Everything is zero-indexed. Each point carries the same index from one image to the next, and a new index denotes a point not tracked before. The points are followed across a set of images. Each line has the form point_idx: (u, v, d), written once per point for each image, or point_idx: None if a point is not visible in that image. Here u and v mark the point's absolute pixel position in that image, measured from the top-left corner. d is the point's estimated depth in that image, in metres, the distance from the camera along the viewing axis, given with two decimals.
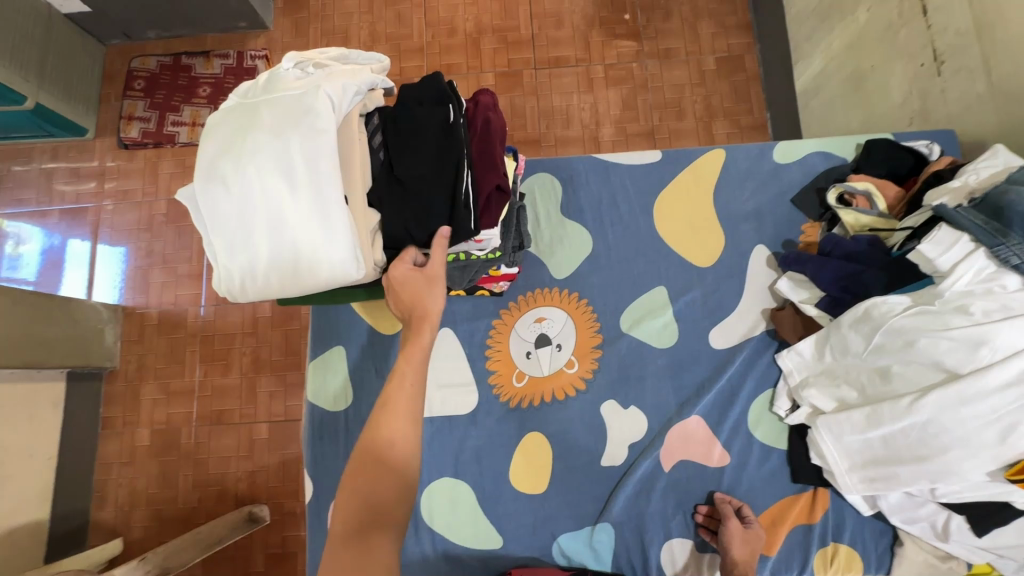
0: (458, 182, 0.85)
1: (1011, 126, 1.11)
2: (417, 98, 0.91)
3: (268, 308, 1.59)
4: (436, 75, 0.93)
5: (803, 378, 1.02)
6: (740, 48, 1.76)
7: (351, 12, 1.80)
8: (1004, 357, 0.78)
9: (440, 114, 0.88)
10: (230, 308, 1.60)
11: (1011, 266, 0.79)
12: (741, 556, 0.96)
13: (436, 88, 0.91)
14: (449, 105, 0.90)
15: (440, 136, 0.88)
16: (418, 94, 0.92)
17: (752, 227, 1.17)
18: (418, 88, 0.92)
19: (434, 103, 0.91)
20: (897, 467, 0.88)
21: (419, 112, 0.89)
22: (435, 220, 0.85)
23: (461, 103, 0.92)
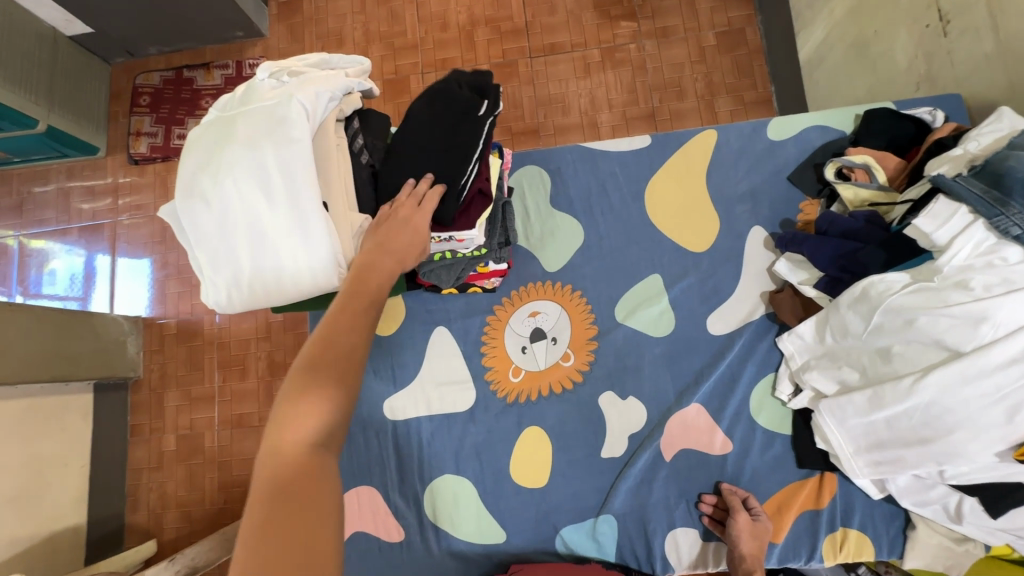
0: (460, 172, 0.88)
1: (1022, 87, 1.05)
2: (459, 80, 0.94)
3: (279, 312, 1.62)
4: (486, 69, 0.95)
5: (804, 362, 0.99)
6: (740, 21, 1.70)
7: (345, 14, 1.80)
8: (1008, 333, 0.75)
9: (471, 100, 0.90)
10: (242, 315, 1.64)
11: (1012, 237, 0.75)
12: (749, 550, 0.95)
13: (479, 84, 0.93)
14: (484, 101, 0.90)
15: (461, 119, 0.89)
16: (458, 82, 0.94)
17: (748, 208, 1.14)
18: (470, 75, 0.95)
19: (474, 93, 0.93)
20: (902, 450, 0.86)
21: (454, 93, 0.91)
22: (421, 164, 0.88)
23: (500, 105, 0.92)
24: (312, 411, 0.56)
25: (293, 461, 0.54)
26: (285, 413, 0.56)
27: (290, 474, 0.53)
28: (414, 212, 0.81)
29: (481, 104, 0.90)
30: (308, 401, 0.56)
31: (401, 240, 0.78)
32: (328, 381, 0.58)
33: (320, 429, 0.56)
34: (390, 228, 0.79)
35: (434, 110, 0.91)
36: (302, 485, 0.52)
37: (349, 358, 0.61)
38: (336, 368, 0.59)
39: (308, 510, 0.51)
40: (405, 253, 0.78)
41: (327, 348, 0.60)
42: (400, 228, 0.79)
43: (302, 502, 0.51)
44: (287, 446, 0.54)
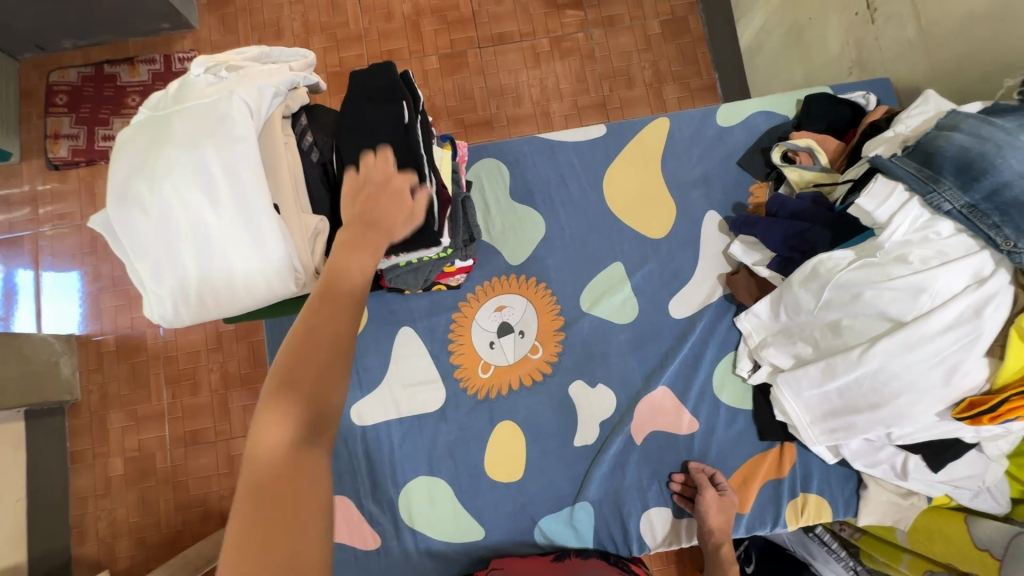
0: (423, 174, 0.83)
1: (943, 70, 1.12)
2: (366, 94, 0.89)
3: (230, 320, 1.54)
4: (390, 69, 0.92)
5: (761, 339, 1.03)
6: (683, 9, 1.74)
7: (282, 4, 1.71)
8: (942, 301, 0.80)
9: (391, 106, 0.87)
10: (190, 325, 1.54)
11: (944, 212, 0.80)
12: (717, 523, 1.00)
13: (389, 83, 0.90)
14: (403, 102, 0.88)
15: (393, 126, 0.85)
16: (367, 86, 0.90)
17: (701, 194, 1.17)
18: (376, 78, 0.91)
19: (385, 97, 0.89)
20: (853, 416, 0.91)
21: (368, 104, 0.88)
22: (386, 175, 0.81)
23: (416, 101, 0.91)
24: (292, 409, 0.53)
25: (273, 461, 0.51)
26: (260, 413, 0.53)
27: (273, 475, 0.50)
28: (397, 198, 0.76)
29: (404, 111, 0.87)
30: (290, 398, 0.54)
31: (383, 211, 0.74)
32: (311, 379, 0.55)
33: (302, 430, 0.53)
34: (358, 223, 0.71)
35: (360, 114, 0.86)
36: (288, 491, 0.50)
37: (331, 360, 0.57)
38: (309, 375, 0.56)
39: (293, 510, 0.49)
40: (392, 224, 0.74)
41: (295, 356, 0.56)
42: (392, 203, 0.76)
43: (290, 507, 0.49)
44: (269, 444, 0.52)
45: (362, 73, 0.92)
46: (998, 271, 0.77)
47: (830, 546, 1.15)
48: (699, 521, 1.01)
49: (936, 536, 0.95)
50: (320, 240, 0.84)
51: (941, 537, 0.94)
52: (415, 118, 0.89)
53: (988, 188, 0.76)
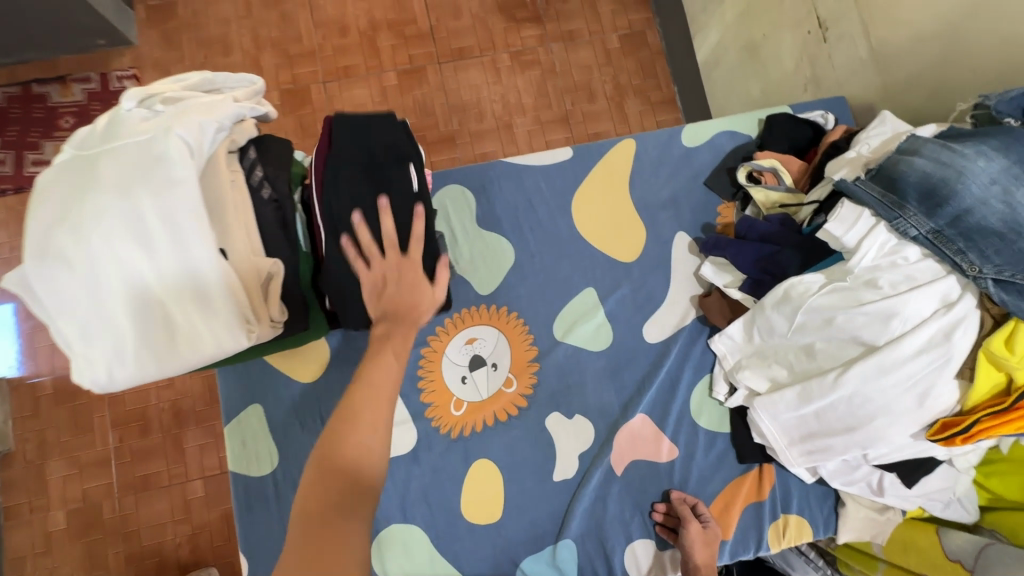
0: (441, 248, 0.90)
1: (895, 87, 1.15)
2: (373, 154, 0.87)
3: None
4: (392, 124, 0.90)
5: (736, 361, 1.02)
6: (640, 23, 1.75)
7: (228, 18, 1.62)
8: (912, 325, 0.80)
9: (403, 174, 0.88)
10: None
11: (910, 237, 0.80)
12: (702, 558, 0.97)
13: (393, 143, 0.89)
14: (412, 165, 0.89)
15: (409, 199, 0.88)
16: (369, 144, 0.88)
17: (671, 215, 1.15)
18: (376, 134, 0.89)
19: (394, 160, 0.88)
20: (830, 439, 0.90)
21: (377, 169, 0.87)
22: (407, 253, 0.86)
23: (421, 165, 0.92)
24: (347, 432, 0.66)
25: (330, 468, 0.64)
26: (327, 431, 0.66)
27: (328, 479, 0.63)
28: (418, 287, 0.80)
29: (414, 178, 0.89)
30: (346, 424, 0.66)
31: (405, 307, 0.77)
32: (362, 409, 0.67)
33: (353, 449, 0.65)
34: (390, 324, 0.76)
35: (370, 181, 0.86)
36: (337, 493, 0.62)
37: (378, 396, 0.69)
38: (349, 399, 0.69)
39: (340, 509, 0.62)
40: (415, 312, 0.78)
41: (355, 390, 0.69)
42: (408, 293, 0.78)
43: (339, 506, 0.62)
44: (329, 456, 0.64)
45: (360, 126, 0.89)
46: (965, 294, 0.78)
47: (808, 557, 1.13)
48: (685, 556, 0.97)
49: (912, 547, 0.97)
50: (273, 284, 0.78)
51: (915, 549, 0.97)
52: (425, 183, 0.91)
53: (951, 214, 0.77)
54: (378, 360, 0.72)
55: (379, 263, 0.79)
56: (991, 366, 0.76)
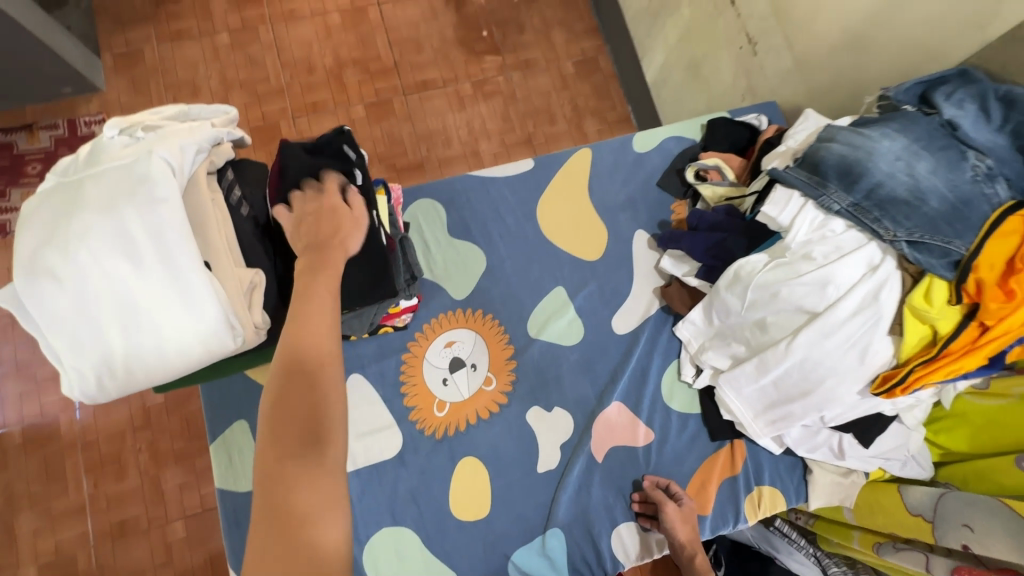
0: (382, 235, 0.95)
1: (819, 90, 1.27)
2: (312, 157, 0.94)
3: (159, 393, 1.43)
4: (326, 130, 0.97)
5: (700, 344, 1.09)
6: (592, 51, 1.89)
7: (196, 62, 1.69)
8: (845, 291, 0.88)
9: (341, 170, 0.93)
10: (113, 405, 1.42)
11: (834, 212, 0.90)
12: (686, 537, 1.02)
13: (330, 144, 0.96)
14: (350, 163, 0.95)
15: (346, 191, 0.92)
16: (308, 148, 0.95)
17: (629, 215, 1.24)
18: (317, 145, 0.96)
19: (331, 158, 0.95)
20: (790, 405, 0.97)
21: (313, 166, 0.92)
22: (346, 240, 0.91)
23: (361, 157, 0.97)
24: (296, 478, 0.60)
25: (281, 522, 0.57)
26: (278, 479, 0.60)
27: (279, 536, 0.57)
28: (339, 217, 0.84)
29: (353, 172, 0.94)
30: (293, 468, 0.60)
31: (327, 231, 0.82)
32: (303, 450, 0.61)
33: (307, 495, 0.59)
34: (313, 255, 0.78)
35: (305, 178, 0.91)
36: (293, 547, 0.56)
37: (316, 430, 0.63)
38: (280, 491, 0.59)
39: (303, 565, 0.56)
40: (341, 238, 0.82)
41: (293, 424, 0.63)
42: (328, 219, 0.83)
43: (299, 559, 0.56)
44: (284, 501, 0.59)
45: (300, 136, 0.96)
46: (886, 258, 0.87)
47: (790, 537, 1.25)
48: (669, 535, 1.02)
49: (876, 508, 1.05)
50: (258, 292, 0.84)
51: (879, 508, 1.05)
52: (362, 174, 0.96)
53: (866, 188, 0.87)
54: (307, 297, 0.72)
55: (298, 207, 0.85)
56: (917, 319, 0.85)
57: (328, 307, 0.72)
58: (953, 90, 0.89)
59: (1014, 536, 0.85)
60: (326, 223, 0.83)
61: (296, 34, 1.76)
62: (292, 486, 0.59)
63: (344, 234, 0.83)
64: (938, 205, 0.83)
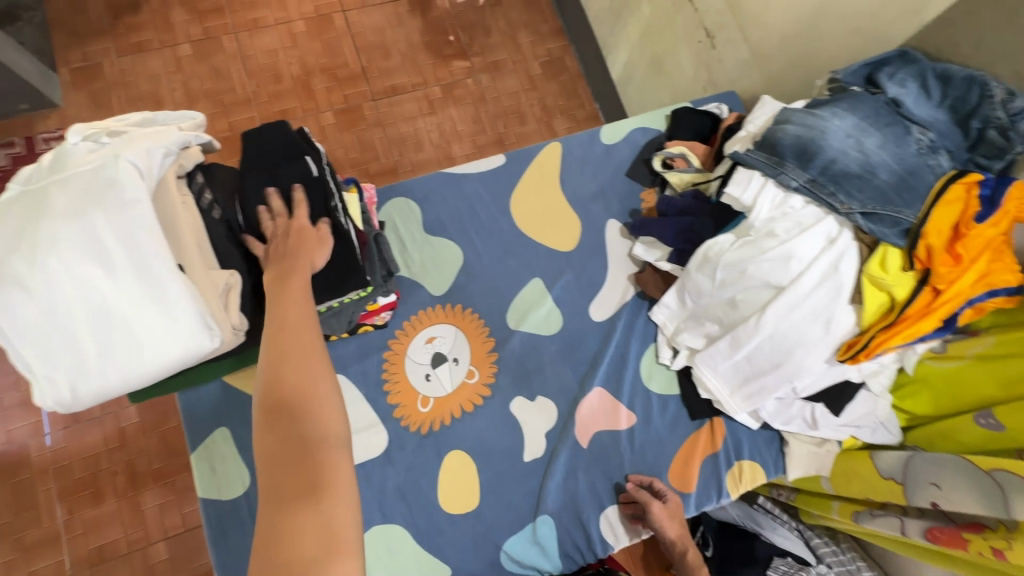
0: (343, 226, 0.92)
1: (775, 79, 1.33)
2: (270, 154, 0.94)
3: (134, 413, 1.40)
4: (284, 126, 0.97)
5: (676, 326, 1.13)
6: (558, 51, 1.93)
7: (158, 74, 1.67)
8: (808, 264, 0.93)
9: (299, 164, 0.93)
10: (86, 428, 1.38)
11: (793, 189, 0.94)
12: (675, 532, 1.05)
13: (288, 141, 0.96)
14: (306, 156, 0.94)
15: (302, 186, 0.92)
16: (265, 147, 0.94)
17: (600, 206, 1.26)
18: (276, 142, 0.95)
19: (291, 155, 0.95)
20: (763, 379, 1.00)
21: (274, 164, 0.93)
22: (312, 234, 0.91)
23: (318, 151, 0.97)
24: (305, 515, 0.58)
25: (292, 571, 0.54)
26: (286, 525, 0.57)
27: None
28: (301, 232, 0.86)
29: (310, 164, 0.94)
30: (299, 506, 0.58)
31: (295, 251, 0.84)
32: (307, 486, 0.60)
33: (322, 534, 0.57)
34: (281, 271, 0.81)
35: (265, 176, 0.91)
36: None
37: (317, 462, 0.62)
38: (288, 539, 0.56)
39: None
40: (309, 254, 0.85)
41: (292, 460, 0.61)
42: (296, 239, 0.85)
43: None
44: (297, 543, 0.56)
45: (261, 134, 0.96)
46: (843, 230, 0.92)
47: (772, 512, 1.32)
48: (658, 533, 1.04)
49: (854, 478, 1.08)
50: (233, 293, 0.84)
51: (852, 476, 1.09)
52: (321, 167, 0.95)
53: (821, 165, 0.92)
54: (281, 313, 0.74)
55: (267, 231, 0.87)
56: (874, 286, 0.90)
57: (311, 326, 0.74)
58: (895, 71, 0.95)
59: (979, 491, 0.90)
60: (292, 243, 0.85)
61: (261, 43, 1.75)
62: (296, 531, 0.57)
63: (310, 249, 0.85)
64: (887, 178, 0.90)
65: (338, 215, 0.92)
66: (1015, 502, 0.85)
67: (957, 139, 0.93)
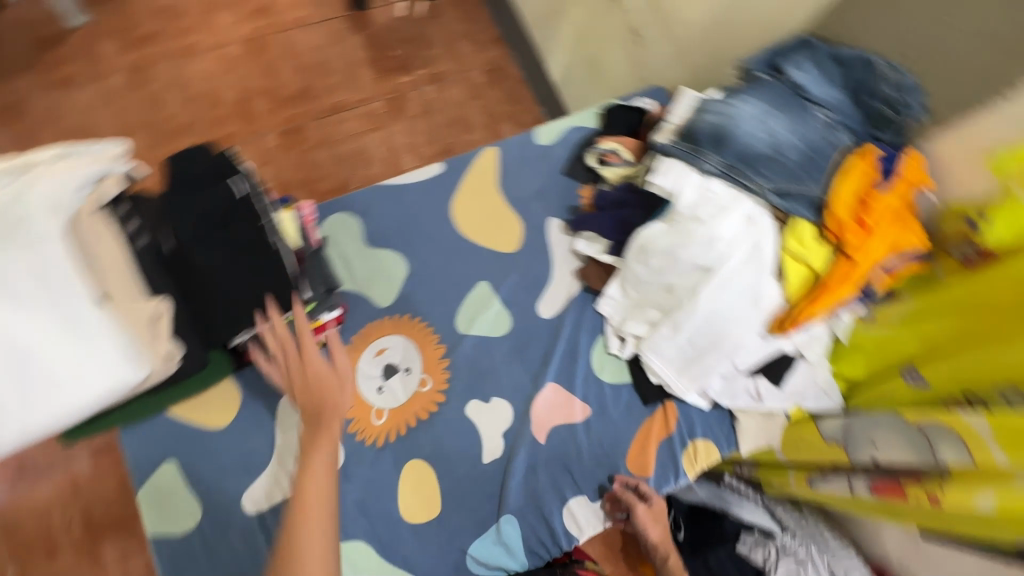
0: (274, 246, 0.92)
1: (699, 71, 1.38)
2: (195, 178, 0.94)
3: (88, 463, 1.37)
4: (209, 149, 0.96)
5: (622, 317, 1.15)
6: (499, 58, 1.95)
7: (90, 108, 1.63)
8: (732, 244, 0.97)
9: (225, 187, 0.92)
10: (39, 481, 1.35)
11: (711, 174, 0.98)
12: (657, 536, 1.10)
13: (214, 164, 0.95)
14: (232, 178, 0.94)
15: (230, 208, 0.91)
16: (190, 171, 0.94)
17: (541, 205, 1.29)
18: (202, 166, 0.95)
19: (217, 178, 0.94)
20: (705, 359, 1.04)
21: (201, 188, 0.92)
22: (246, 254, 0.90)
23: (244, 171, 0.96)
24: None
25: None
26: None
27: None
28: (315, 362, 0.88)
29: (236, 185, 0.93)
30: None
31: (318, 397, 0.85)
32: None
33: None
34: (309, 428, 0.82)
35: (191, 201, 0.90)
36: None
37: None
38: None
39: None
40: (333, 400, 0.85)
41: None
42: (314, 377, 0.86)
43: None
44: None
45: (186, 159, 0.94)
46: (760, 210, 0.96)
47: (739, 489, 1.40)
48: (641, 535, 1.10)
49: (801, 444, 1.13)
50: (164, 321, 0.81)
51: (804, 443, 1.12)
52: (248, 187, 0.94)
53: (735, 150, 0.97)
54: (307, 464, 0.78)
55: (280, 357, 0.88)
56: (795, 260, 0.96)
57: (323, 474, 0.77)
58: (795, 55, 1.01)
59: (909, 442, 0.95)
60: (310, 382, 0.86)
61: (196, 68, 1.72)
62: None
63: (329, 388, 0.85)
64: (795, 158, 0.96)
65: (269, 235, 0.92)
66: (940, 448, 0.90)
67: (858, 117, 0.98)
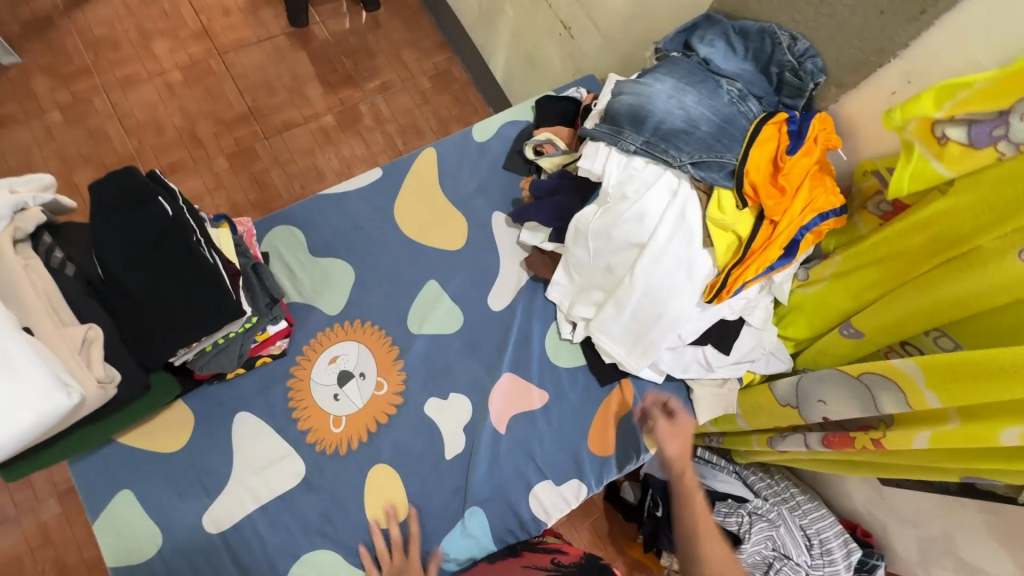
0: (210, 262, 0.92)
1: (627, 57, 1.42)
2: (116, 202, 0.91)
3: (56, 506, 1.35)
4: (131, 172, 0.94)
5: (570, 301, 1.17)
6: (444, 63, 1.97)
7: (28, 147, 1.60)
8: (659, 218, 1.00)
9: (153, 208, 0.91)
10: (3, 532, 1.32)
11: (632, 152, 1.01)
12: (673, 453, 1.14)
13: (136, 185, 0.93)
14: (158, 198, 0.92)
15: (161, 229, 0.91)
16: (112, 195, 0.91)
17: (483, 200, 1.31)
18: (123, 189, 0.92)
19: (140, 199, 0.92)
20: (649, 333, 1.06)
21: (124, 212, 0.90)
22: (182, 273, 0.90)
23: (172, 190, 0.95)
24: None
25: None
26: None
27: None
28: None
29: (163, 205, 0.92)
30: None
31: None
32: None
33: None
34: None
35: (118, 225, 0.89)
36: None
37: None
38: None
39: None
40: None
41: None
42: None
43: None
44: None
45: (105, 183, 0.92)
46: (681, 181, 0.99)
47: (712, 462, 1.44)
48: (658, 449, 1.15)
49: (763, 412, 1.17)
50: (95, 347, 0.81)
51: (762, 410, 1.17)
52: (177, 207, 0.94)
53: (652, 126, 1.00)
54: None
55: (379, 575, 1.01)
56: (721, 228, 0.98)
57: None
58: (704, 34, 1.05)
59: (855, 397, 0.98)
60: None
61: (136, 97, 1.71)
62: None
63: None
64: (707, 128, 0.98)
65: (202, 252, 0.91)
66: (882, 399, 0.93)
67: (764, 86, 1.03)
